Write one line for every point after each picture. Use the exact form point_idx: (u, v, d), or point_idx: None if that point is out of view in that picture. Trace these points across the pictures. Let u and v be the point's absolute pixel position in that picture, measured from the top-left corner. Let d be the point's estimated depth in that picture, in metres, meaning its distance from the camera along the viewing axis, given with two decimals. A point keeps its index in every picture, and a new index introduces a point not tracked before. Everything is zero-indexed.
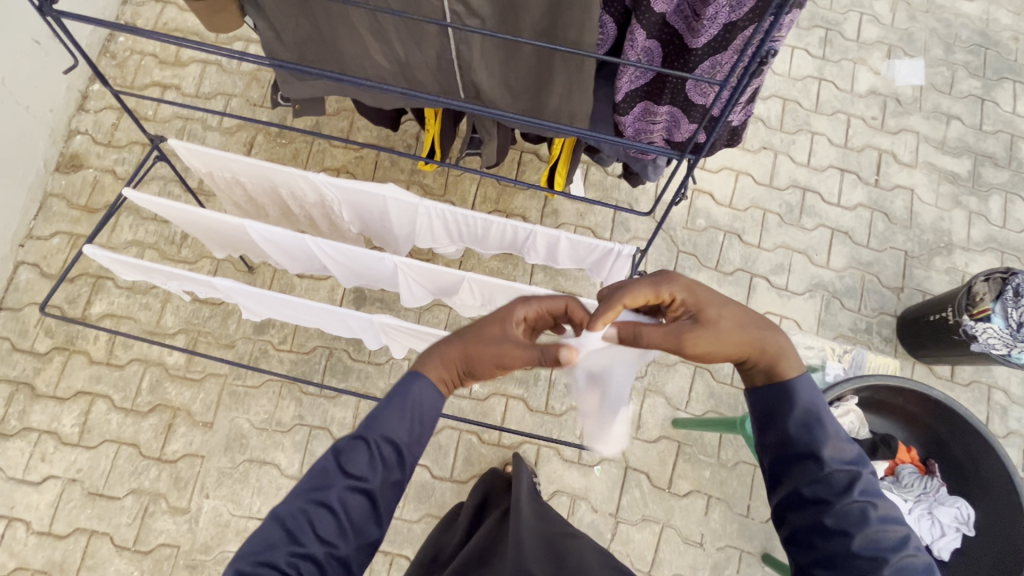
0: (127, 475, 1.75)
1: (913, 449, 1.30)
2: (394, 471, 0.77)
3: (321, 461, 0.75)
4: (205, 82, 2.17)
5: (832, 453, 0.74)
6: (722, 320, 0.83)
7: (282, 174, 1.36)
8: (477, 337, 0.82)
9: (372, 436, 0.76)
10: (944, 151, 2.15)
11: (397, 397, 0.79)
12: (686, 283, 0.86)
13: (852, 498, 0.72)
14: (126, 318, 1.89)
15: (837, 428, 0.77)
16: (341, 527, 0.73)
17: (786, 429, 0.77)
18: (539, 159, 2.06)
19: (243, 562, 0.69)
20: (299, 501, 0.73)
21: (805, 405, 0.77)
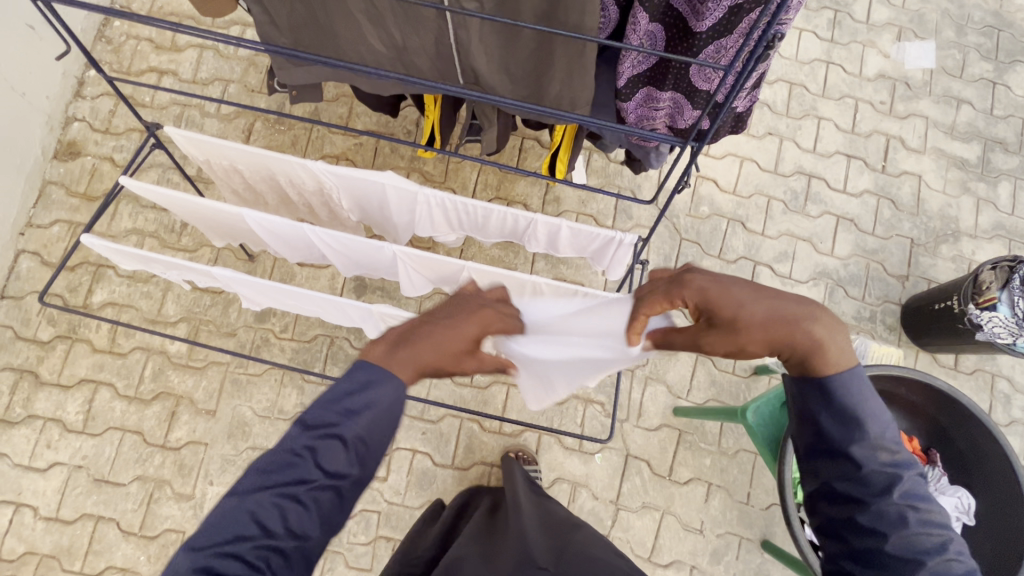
0: (132, 462, 1.77)
1: (914, 438, 1.26)
2: (365, 468, 0.78)
3: (293, 456, 0.74)
4: (203, 68, 2.15)
5: (869, 453, 0.73)
6: (743, 319, 0.79)
7: (279, 162, 1.35)
8: (451, 347, 0.83)
9: (345, 434, 0.76)
10: (953, 136, 2.11)
11: (372, 397, 0.78)
12: (699, 285, 0.83)
13: (889, 499, 0.71)
14: (127, 306, 1.89)
15: (881, 430, 0.74)
16: (311, 520, 0.74)
17: (821, 425, 0.76)
18: (541, 145, 2.04)
19: (208, 554, 0.69)
20: (270, 495, 0.72)
21: (842, 403, 0.75)
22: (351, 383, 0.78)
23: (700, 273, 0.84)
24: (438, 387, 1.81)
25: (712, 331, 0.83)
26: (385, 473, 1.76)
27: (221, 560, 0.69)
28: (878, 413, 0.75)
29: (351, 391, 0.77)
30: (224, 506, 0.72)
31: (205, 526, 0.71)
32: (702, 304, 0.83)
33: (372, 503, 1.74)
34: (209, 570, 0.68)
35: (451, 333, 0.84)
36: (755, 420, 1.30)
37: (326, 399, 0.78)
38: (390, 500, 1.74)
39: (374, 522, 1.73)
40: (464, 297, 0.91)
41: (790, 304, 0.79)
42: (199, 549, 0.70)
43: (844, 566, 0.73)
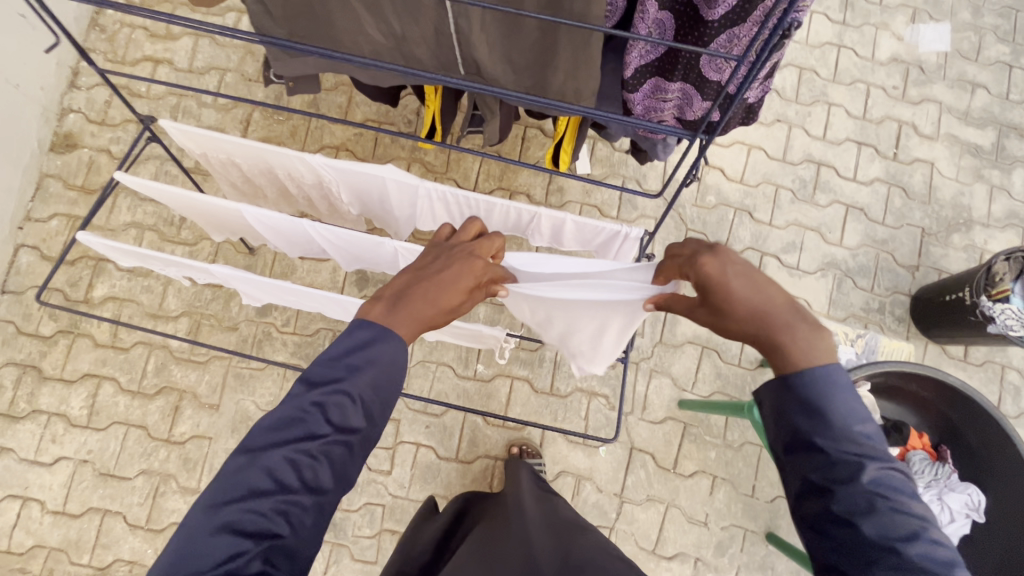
0: (136, 457, 1.77)
1: (924, 435, 1.25)
2: (371, 421, 0.80)
3: (302, 412, 0.76)
4: (199, 56, 2.10)
5: (834, 442, 0.70)
6: (737, 303, 0.77)
7: (277, 156, 1.32)
8: (446, 300, 0.85)
9: (353, 388, 0.78)
10: (967, 122, 2.06)
11: (374, 354, 0.80)
12: (711, 265, 0.79)
13: (860, 487, 0.67)
14: (128, 300, 1.88)
15: (844, 419, 0.71)
16: (326, 473, 0.75)
17: (785, 414, 0.74)
18: (544, 134, 2.00)
19: (230, 511, 0.70)
20: (283, 450, 0.73)
21: (806, 393, 0.73)
22: (350, 342, 0.81)
23: (717, 257, 0.79)
24: (442, 380, 1.81)
25: (700, 309, 0.82)
26: (389, 467, 1.76)
27: (243, 515, 0.70)
28: (846, 402, 0.72)
29: (355, 351, 0.80)
30: (237, 464, 0.73)
31: (221, 484, 0.72)
32: (700, 283, 0.80)
33: (376, 496, 1.74)
34: (231, 525, 0.69)
35: (444, 285, 0.85)
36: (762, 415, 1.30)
37: (328, 359, 0.79)
38: (394, 493, 1.75)
39: (379, 516, 1.73)
40: (453, 246, 0.91)
41: (785, 308, 0.76)
42: (217, 506, 0.70)
43: (829, 564, 0.69)
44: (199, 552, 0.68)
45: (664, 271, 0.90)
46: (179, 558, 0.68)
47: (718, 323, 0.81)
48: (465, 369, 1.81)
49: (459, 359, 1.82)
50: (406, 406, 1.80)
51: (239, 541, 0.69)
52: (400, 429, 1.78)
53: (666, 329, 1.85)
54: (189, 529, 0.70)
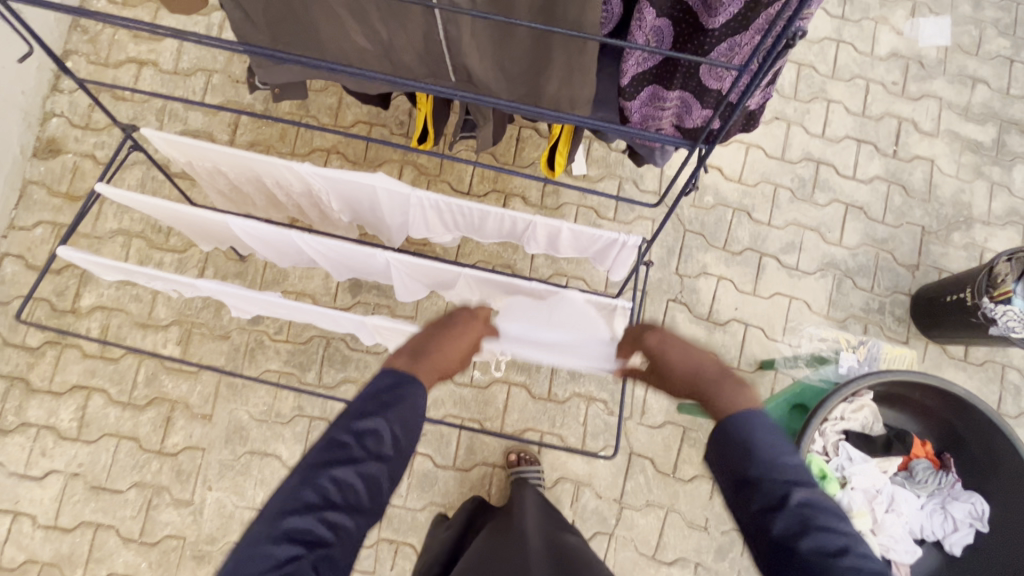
0: (128, 469, 1.75)
1: (928, 442, 1.20)
2: (401, 449, 0.93)
3: (344, 440, 0.90)
4: (184, 58, 2.05)
5: (763, 471, 0.84)
6: (679, 366, 1.08)
7: (264, 164, 1.28)
8: (450, 355, 1.11)
9: (385, 422, 0.93)
10: (967, 117, 2.03)
11: (402, 393, 0.96)
12: (661, 343, 1.12)
13: (790, 508, 0.80)
14: (117, 310, 1.84)
15: (771, 452, 0.85)
16: (364, 492, 0.88)
17: (722, 455, 0.89)
18: (539, 135, 1.96)
19: (286, 522, 0.82)
20: (330, 471, 0.87)
21: (736, 434, 0.89)
22: (381, 386, 0.97)
23: (661, 331, 1.14)
24: (438, 387, 1.78)
25: (655, 376, 1.14)
26: None
27: (298, 527, 0.82)
28: (770, 438, 0.87)
29: (386, 393, 0.96)
30: (290, 483, 0.86)
31: (279, 500, 0.85)
32: (657, 356, 1.12)
33: None
34: (287, 534, 0.81)
35: (448, 344, 1.12)
36: None
37: (363, 402, 0.95)
38: (391, 503, 1.72)
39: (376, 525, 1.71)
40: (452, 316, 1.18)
41: (715, 371, 1.04)
42: (275, 518, 0.83)
43: None
44: (260, 557, 0.79)
45: (625, 349, 1.21)
46: (242, 562, 0.79)
47: (666, 380, 1.11)
48: (462, 376, 1.78)
49: None
50: None
51: (295, 547, 0.80)
52: None
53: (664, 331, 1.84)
54: (252, 537, 0.82)
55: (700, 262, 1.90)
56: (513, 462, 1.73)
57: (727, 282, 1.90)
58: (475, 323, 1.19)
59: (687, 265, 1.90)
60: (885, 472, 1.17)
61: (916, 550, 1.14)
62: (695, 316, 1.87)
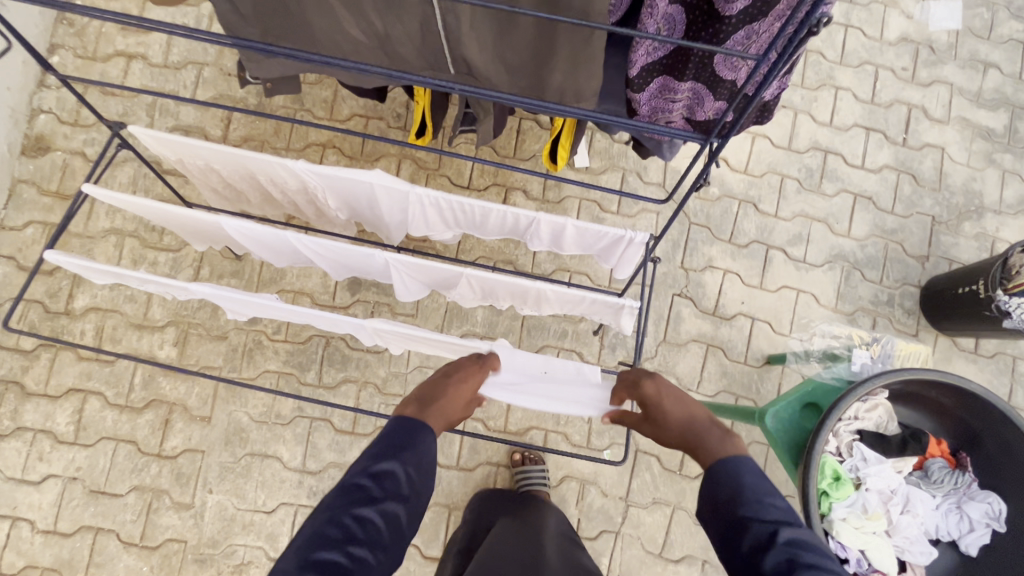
0: (127, 473, 1.72)
1: (943, 441, 1.18)
2: (417, 488, 0.92)
3: (363, 480, 0.89)
4: (174, 50, 1.99)
5: (754, 511, 0.85)
6: (672, 417, 1.01)
7: (258, 162, 1.24)
8: (460, 401, 1.02)
9: (402, 465, 0.92)
10: (979, 103, 1.98)
11: (414, 442, 0.94)
12: (656, 390, 1.02)
13: (776, 545, 0.81)
14: (111, 311, 1.81)
15: (760, 495, 0.87)
16: (383, 530, 0.87)
17: (714, 505, 0.89)
18: (540, 126, 1.92)
19: (309, 556, 0.82)
20: (351, 510, 0.86)
21: (725, 478, 0.90)
22: (389, 434, 0.95)
23: (656, 380, 1.02)
24: None
25: (644, 423, 1.05)
26: None
27: (322, 563, 0.81)
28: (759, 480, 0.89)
29: (394, 436, 0.94)
30: (313, 521, 0.86)
31: (301, 538, 0.84)
32: (650, 405, 1.02)
33: None
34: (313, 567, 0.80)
35: (458, 389, 1.02)
36: (774, 425, 1.21)
37: (378, 447, 0.93)
38: None
39: None
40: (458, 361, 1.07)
41: (708, 423, 0.98)
42: (301, 551, 0.82)
43: None
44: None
45: (617, 393, 1.07)
46: None
47: (657, 431, 1.03)
48: None
49: None
50: None
51: None
52: None
53: (670, 327, 1.80)
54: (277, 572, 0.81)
55: (705, 255, 1.87)
56: (517, 462, 1.71)
57: (733, 275, 1.86)
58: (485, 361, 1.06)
59: (692, 258, 1.86)
60: (900, 472, 1.14)
61: (932, 551, 1.11)
62: (701, 310, 1.83)
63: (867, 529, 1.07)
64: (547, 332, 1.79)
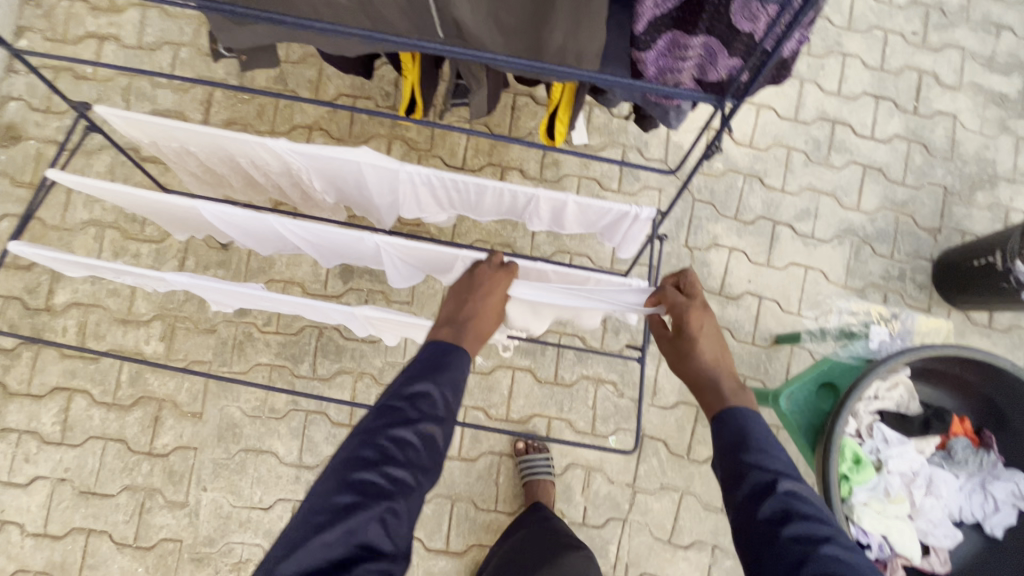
0: (118, 472, 1.66)
1: (966, 419, 1.12)
2: (452, 410, 0.95)
3: (397, 402, 0.92)
4: (148, 30, 1.89)
5: (753, 461, 0.89)
6: (698, 350, 1.02)
7: (236, 142, 1.16)
8: (492, 315, 1.03)
9: (436, 385, 0.94)
10: (991, 68, 1.90)
11: (450, 362, 0.97)
12: (697, 318, 1.01)
13: (775, 494, 0.86)
14: (94, 306, 1.74)
15: (762, 451, 0.91)
16: (420, 451, 0.90)
17: (720, 445, 0.95)
18: (536, 102, 1.84)
19: (349, 476, 0.85)
20: (389, 429, 0.89)
21: (733, 426, 0.94)
22: (426, 358, 0.97)
23: (704, 313, 1.01)
24: None
25: (668, 342, 1.05)
26: None
27: (361, 481, 0.85)
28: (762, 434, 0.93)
29: (429, 362, 0.97)
30: (352, 441, 0.90)
31: (342, 458, 0.88)
32: (685, 328, 1.01)
33: None
34: (353, 487, 0.84)
35: (486, 305, 1.01)
36: (788, 406, 1.16)
37: (412, 371, 0.96)
38: None
39: None
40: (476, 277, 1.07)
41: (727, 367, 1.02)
42: (339, 473, 0.86)
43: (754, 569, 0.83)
44: (324, 508, 0.82)
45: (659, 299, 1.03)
46: (307, 513, 0.83)
47: (677, 358, 1.04)
48: None
49: None
50: None
51: (359, 499, 0.83)
52: None
53: None
54: (317, 493, 0.85)
55: (710, 233, 1.80)
56: (521, 450, 1.66)
57: (739, 253, 1.79)
58: (510, 267, 1.03)
59: (696, 237, 1.79)
60: (922, 453, 1.09)
61: (956, 533, 1.07)
62: (706, 290, 1.77)
63: (888, 513, 1.03)
64: None
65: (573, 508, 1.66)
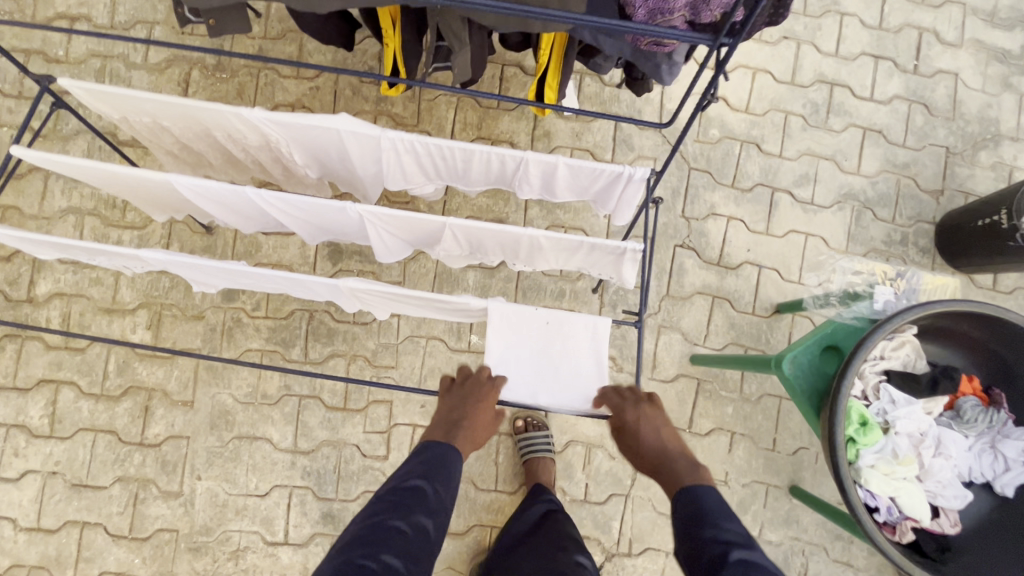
0: (109, 464, 1.63)
1: (974, 377, 1.08)
2: (444, 504, 1.06)
3: (395, 495, 1.04)
4: (120, 9, 1.83)
5: (708, 532, 0.97)
6: (643, 444, 1.12)
7: (209, 113, 1.10)
8: (484, 423, 1.13)
9: (429, 482, 1.06)
10: (993, 24, 1.84)
11: (444, 467, 1.08)
12: (632, 419, 1.13)
13: (728, 564, 0.92)
14: (77, 296, 1.69)
15: (716, 527, 0.97)
16: (413, 544, 0.99)
17: (681, 523, 1.02)
18: (524, 73, 1.78)
19: (349, 561, 0.94)
20: (386, 520, 1.00)
21: (688, 504, 1.02)
22: (425, 459, 1.09)
23: (641, 409, 1.13)
24: (434, 354, 1.68)
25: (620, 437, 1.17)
26: (385, 452, 1.65)
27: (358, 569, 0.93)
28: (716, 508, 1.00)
29: (429, 464, 1.08)
30: (352, 532, 1.00)
31: (343, 547, 0.97)
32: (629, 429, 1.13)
33: (374, 484, 1.64)
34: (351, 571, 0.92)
35: (477, 414, 1.12)
36: (792, 371, 1.13)
37: (410, 466, 1.09)
38: None
39: None
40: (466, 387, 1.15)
41: (680, 450, 1.11)
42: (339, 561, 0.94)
43: None
44: None
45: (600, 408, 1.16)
46: None
47: (631, 450, 1.15)
48: (459, 342, 1.68)
49: (451, 332, 1.69)
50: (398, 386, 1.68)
51: None
52: (393, 411, 1.66)
53: (673, 280, 1.71)
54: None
55: (707, 203, 1.75)
56: (520, 428, 1.63)
57: (738, 222, 1.75)
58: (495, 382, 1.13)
59: (693, 206, 1.75)
60: (930, 414, 1.05)
61: (967, 494, 1.03)
62: (705, 261, 1.73)
63: (897, 475, 1.00)
64: (543, 292, 1.69)
65: (574, 486, 1.64)
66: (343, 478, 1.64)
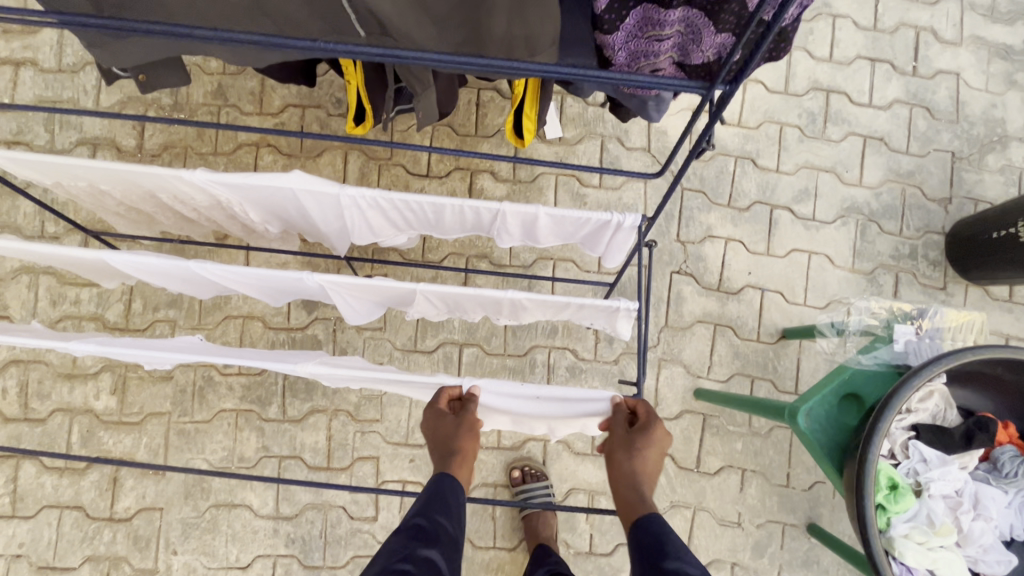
0: (77, 543, 1.52)
1: (1010, 424, 0.98)
2: (451, 537, 0.93)
3: (393, 541, 0.89)
4: (68, 50, 1.71)
5: (672, 563, 0.84)
6: (645, 462, 0.93)
7: (147, 176, 0.98)
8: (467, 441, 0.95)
9: (429, 518, 0.93)
10: (993, 18, 1.74)
11: (447, 495, 0.96)
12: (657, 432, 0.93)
13: None
14: (34, 362, 1.57)
15: (681, 561, 0.84)
16: None
17: (638, 556, 0.89)
18: (502, 96, 1.68)
19: None
20: (388, 566, 0.85)
21: (653, 533, 0.89)
22: (425, 498, 0.96)
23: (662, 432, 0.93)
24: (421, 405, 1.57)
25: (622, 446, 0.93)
26: (374, 512, 1.54)
27: None
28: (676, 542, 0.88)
29: (433, 499, 0.95)
30: None
31: None
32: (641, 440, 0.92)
33: (363, 548, 1.53)
34: None
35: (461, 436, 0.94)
36: (808, 426, 1.02)
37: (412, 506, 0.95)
38: None
39: None
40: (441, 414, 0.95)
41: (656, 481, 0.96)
42: None
43: None
44: None
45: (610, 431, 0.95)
46: None
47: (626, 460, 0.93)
48: None
49: None
50: (384, 440, 1.57)
51: None
52: (380, 468, 1.55)
53: (671, 310, 1.61)
54: None
55: (703, 225, 1.65)
56: (517, 480, 1.52)
57: (736, 243, 1.65)
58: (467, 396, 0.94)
59: (688, 229, 1.64)
60: (964, 468, 0.96)
61: (1011, 558, 0.93)
62: (704, 287, 1.63)
63: (933, 545, 0.90)
64: (534, 331, 1.58)
65: (578, 537, 1.53)
66: (330, 544, 1.53)
